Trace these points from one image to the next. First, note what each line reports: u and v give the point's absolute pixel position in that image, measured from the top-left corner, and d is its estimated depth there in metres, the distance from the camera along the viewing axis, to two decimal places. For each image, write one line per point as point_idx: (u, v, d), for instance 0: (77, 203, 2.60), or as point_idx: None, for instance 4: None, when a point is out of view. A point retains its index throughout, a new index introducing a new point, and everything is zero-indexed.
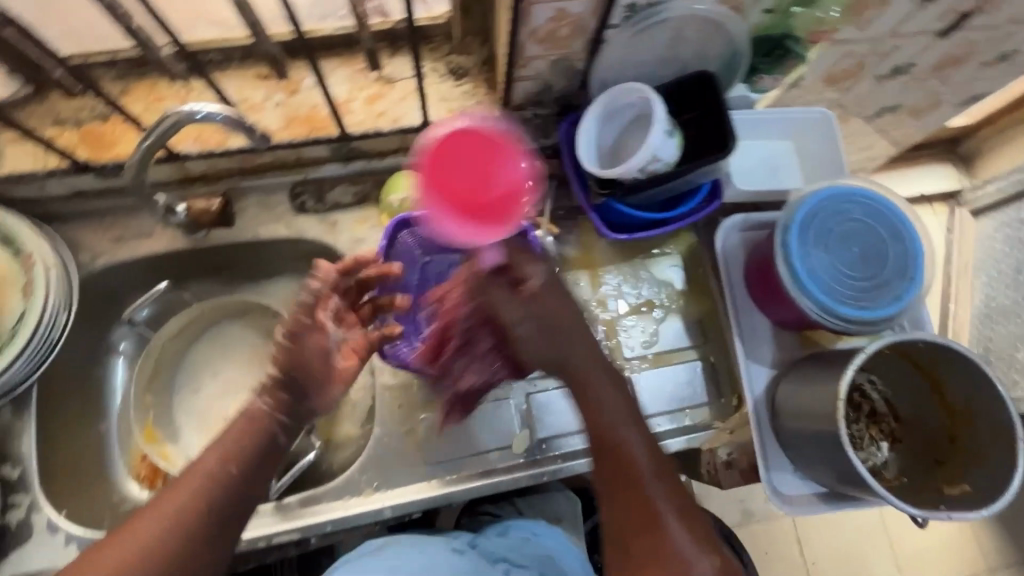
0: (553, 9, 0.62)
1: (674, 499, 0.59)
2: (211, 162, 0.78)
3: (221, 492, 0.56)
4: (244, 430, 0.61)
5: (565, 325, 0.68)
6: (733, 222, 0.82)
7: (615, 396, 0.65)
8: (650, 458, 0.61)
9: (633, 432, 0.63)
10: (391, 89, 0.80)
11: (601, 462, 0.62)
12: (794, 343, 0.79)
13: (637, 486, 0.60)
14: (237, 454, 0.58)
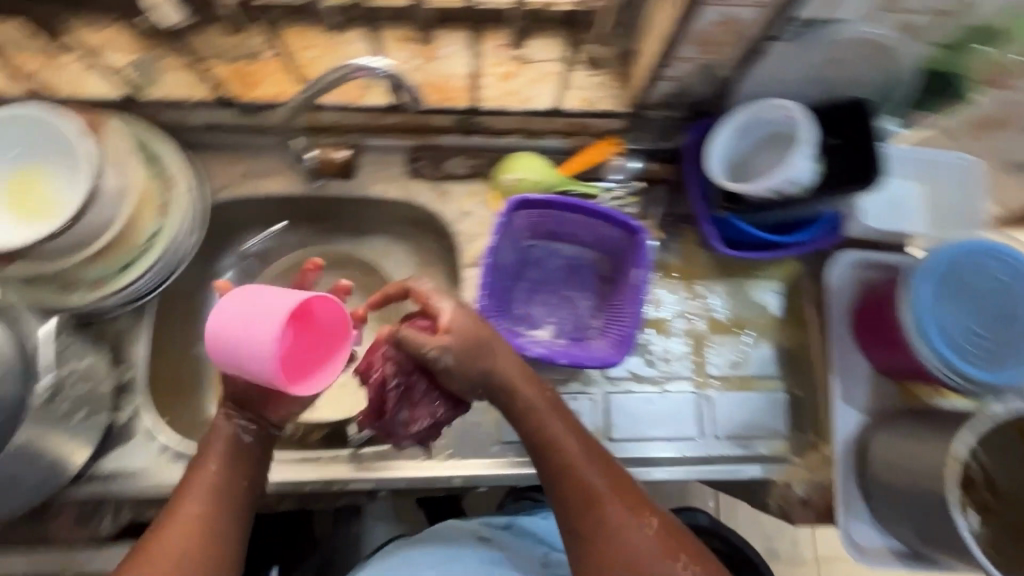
0: (722, 13, 0.61)
1: (633, 506, 0.59)
2: (342, 115, 0.80)
3: (221, 527, 0.57)
4: (222, 455, 0.59)
5: (477, 346, 0.62)
6: (850, 259, 0.80)
7: (570, 427, 0.63)
8: (597, 467, 0.61)
9: (558, 424, 0.63)
10: (525, 70, 0.80)
11: (557, 488, 0.61)
12: (892, 392, 0.79)
13: (593, 500, 0.59)
14: (223, 484, 0.58)
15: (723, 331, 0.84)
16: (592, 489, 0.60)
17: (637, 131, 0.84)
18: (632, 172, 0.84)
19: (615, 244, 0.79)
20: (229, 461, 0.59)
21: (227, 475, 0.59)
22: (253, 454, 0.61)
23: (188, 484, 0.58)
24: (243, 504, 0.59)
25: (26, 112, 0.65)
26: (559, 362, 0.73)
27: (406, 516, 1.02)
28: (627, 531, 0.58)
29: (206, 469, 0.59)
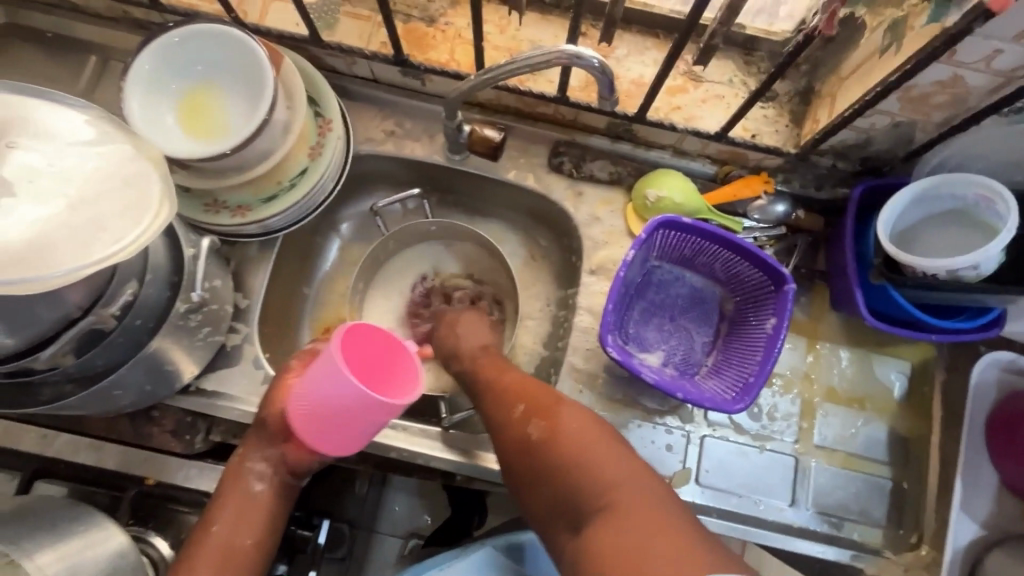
0: (951, 73, 0.57)
1: (525, 403, 0.64)
2: (498, 94, 0.79)
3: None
4: (228, 518, 0.64)
5: (456, 323, 0.78)
6: (997, 360, 0.75)
7: (495, 366, 0.70)
8: (499, 374, 0.69)
9: (497, 369, 0.70)
10: (695, 88, 0.77)
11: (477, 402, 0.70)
12: (1014, 512, 0.73)
13: (496, 406, 0.66)
14: (229, 552, 0.63)
15: (839, 402, 0.78)
16: (500, 397, 0.66)
17: (793, 173, 0.79)
18: (775, 217, 0.79)
19: (751, 286, 0.76)
20: (232, 521, 0.64)
21: (234, 532, 0.63)
22: (259, 510, 0.65)
23: (196, 546, 0.62)
24: (246, 564, 0.64)
25: (224, 32, 0.67)
26: (673, 395, 0.70)
27: (428, 496, 1.02)
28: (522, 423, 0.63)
29: (218, 522, 0.63)
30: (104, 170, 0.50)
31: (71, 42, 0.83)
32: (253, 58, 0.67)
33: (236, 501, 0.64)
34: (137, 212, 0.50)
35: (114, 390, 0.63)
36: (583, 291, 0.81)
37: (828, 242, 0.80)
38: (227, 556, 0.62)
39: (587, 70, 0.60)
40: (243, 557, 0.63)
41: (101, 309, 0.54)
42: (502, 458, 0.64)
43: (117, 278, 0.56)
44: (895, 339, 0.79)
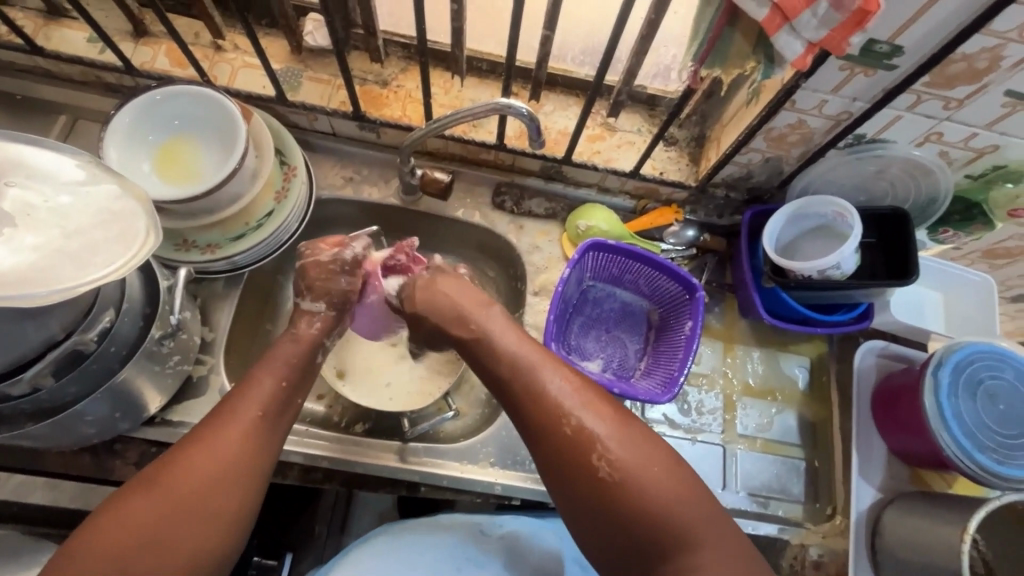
0: (797, 118, 0.74)
1: (586, 400, 0.63)
2: (446, 143, 0.91)
3: (270, 429, 0.62)
4: (288, 371, 0.67)
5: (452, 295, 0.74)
6: (874, 346, 0.88)
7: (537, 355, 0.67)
8: (551, 370, 0.65)
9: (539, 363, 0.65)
10: (611, 136, 0.92)
11: (521, 404, 0.64)
12: (903, 475, 0.85)
13: (550, 407, 0.62)
14: (272, 397, 0.64)
15: (755, 395, 0.90)
16: (556, 401, 0.62)
17: (696, 204, 0.94)
18: (687, 240, 0.94)
19: (670, 297, 0.88)
20: (282, 369, 0.67)
21: (278, 387, 0.65)
22: (309, 372, 0.70)
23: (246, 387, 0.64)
24: (285, 416, 0.65)
25: (200, 93, 0.75)
26: (612, 391, 0.79)
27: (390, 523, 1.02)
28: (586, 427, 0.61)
29: (272, 367, 0.66)
30: (96, 206, 0.56)
31: (40, 103, 0.89)
32: (227, 114, 0.75)
33: (282, 352, 0.68)
34: (126, 239, 0.56)
35: (81, 420, 0.65)
36: (529, 310, 0.91)
37: (731, 259, 0.95)
38: (272, 399, 0.64)
39: (517, 118, 0.73)
40: (288, 403, 0.66)
41: (81, 333, 0.58)
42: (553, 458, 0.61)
43: (95, 308, 0.60)
44: (793, 337, 0.93)
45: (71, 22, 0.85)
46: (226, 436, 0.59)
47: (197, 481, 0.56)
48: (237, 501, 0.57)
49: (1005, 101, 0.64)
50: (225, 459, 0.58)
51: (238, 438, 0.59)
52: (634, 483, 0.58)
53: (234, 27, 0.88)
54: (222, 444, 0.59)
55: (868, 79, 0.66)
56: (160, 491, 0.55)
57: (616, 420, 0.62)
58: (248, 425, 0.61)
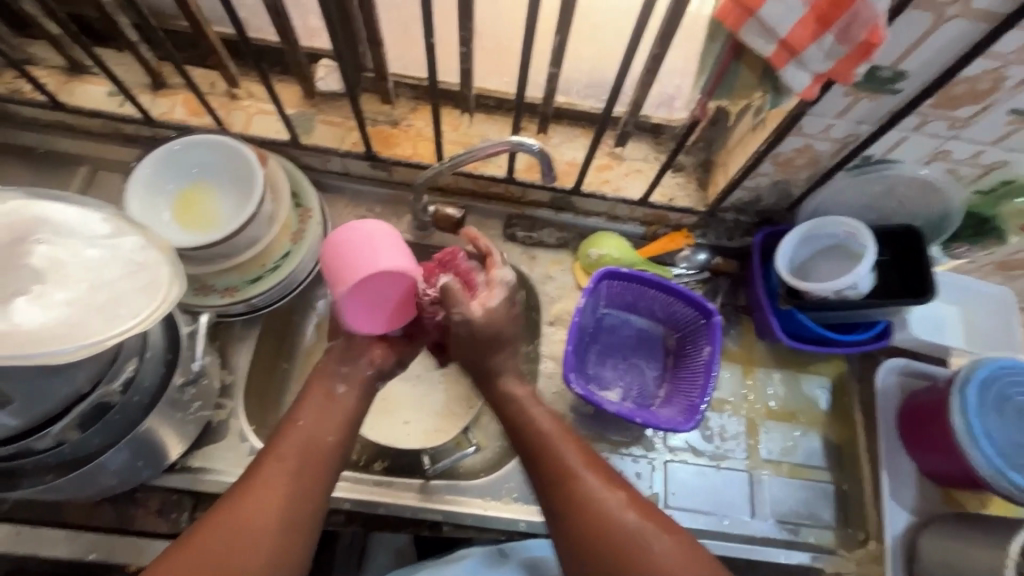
0: (803, 142, 0.75)
1: (607, 484, 0.64)
2: (457, 178, 0.93)
3: (305, 482, 0.63)
4: (311, 414, 0.68)
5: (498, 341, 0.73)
6: (895, 364, 0.88)
7: (547, 417, 0.70)
8: (575, 451, 0.66)
9: (548, 424, 0.69)
10: (618, 165, 0.93)
11: (534, 466, 0.67)
12: (936, 496, 0.83)
13: (577, 492, 0.63)
14: (308, 455, 0.65)
15: (777, 418, 0.89)
16: (584, 486, 0.63)
17: (706, 227, 0.95)
18: (699, 263, 0.94)
19: (686, 321, 0.88)
20: (318, 418, 0.68)
21: (317, 431, 0.67)
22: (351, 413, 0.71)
23: (281, 438, 0.65)
24: (329, 464, 0.66)
25: (219, 141, 0.77)
26: (633, 421, 0.78)
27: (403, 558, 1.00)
28: (612, 514, 0.61)
29: (306, 424, 0.67)
30: (122, 257, 0.57)
31: (60, 156, 0.91)
32: (244, 161, 0.77)
33: (319, 400, 0.69)
34: (150, 290, 0.56)
35: (104, 470, 0.64)
36: (544, 340, 0.91)
37: (744, 281, 0.95)
38: (311, 445, 0.65)
39: (529, 154, 0.74)
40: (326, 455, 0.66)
41: (106, 384, 0.59)
42: (568, 524, 0.62)
43: (119, 357, 0.61)
44: (812, 357, 0.92)
45: (92, 77, 0.88)
46: (254, 514, 0.59)
47: (233, 543, 0.57)
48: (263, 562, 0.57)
49: (1010, 119, 0.65)
50: (262, 515, 0.59)
51: (277, 494, 0.60)
52: (640, 553, 0.59)
53: (248, 75, 0.91)
54: (254, 518, 0.58)
55: (872, 103, 0.67)
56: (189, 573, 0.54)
57: (623, 488, 0.64)
58: (287, 475, 0.62)
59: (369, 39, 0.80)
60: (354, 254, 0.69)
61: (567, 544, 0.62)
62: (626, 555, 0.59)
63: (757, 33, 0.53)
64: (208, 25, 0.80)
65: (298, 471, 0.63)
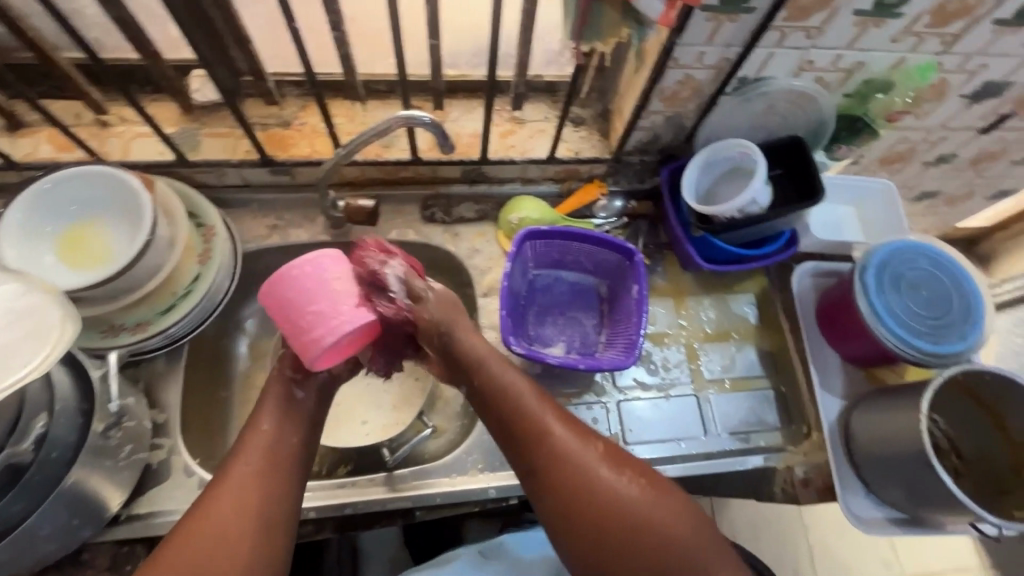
0: (683, 74, 0.78)
1: (582, 441, 0.66)
2: (364, 169, 0.91)
3: (272, 484, 0.62)
4: (272, 417, 0.67)
5: (454, 315, 0.73)
6: (805, 269, 0.96)
7: (518, 377, 0.70)
8: (548, 411, 0.68)
9: (521, 382, 0.70)
10: (521, 129, 0.94)
11: (507, 426, 0.68)
12: (860, 379, 0.91)
13: (552, 448, 0.65)
14: (274, 454, 0.64)
15: (713, 341, 0.94)
16: (561, 444, 0.65)
17: (617, 174, 0.98)
18: (616, 210, 0.98)
19: (611, 267, 0.91)
20: (279, 421, 0.67)
21: (280, 436, 0.66)
22: (301, 414, 0.69)
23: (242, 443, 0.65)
24: (293, 472, 0.65)
25: (91, 169, 0.72)
26: (578, 367, 0.80)
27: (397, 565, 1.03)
28: (589, 468, 0.63)
29: (261, 423, 0.66)
30: (3, 307, 0.53)
31: None
32: (126, 188, 0.72)
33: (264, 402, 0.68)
34: (40, 336, 0.53)
35: (35, 537, 0.60)
36: (481, 312, 0.92)
37: (661, 220, 0.99)
38: (272, 455, 0.64)
39: (423, 128, 0.74)
40: (290, 458, 0.65)
41: (14, 445, 0.55)
42: (545, 483, 0.64)
43: (24, 415, 0.57)
44: (735, 276, 0.97)
45: None
46: (224, 514, 0.59)
47: (205, 552, 0.56)
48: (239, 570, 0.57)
49: (855, 20, 0.71)
50: (228, 529, 0.58)
51: (242, 501, 0.60)
52: (619, 504, 0.62)
53: (116, 99, 0.85)
54: (223, 519, 0.58)
55: (734, 25, 0.70)
56: None
57: (602, 445, 0.66)
58: (251, 481, 0.61)
59: (236, 39, 0.77)
60: (312, 295, 0.64)
61: (542, 503, 0.64)
62: (599, 499, 0.62)
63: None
64: (54, 50, 0.74)
65: (257, 476, 0.62)
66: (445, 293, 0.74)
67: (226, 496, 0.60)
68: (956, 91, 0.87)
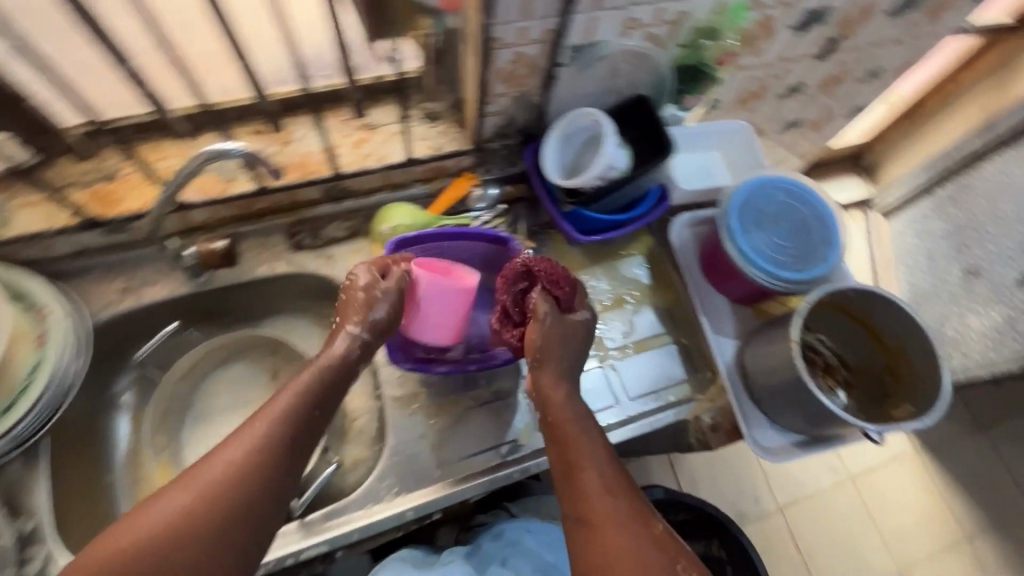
0: (514, 52, 0.76)
1: (635, 516, 0.64)
2: (212, 210, 0.85)
3: (290, 453, 0.64)
4: (313, 387, 0.68)
5: (568, 350, 0.77)
6: (682, 220, 0.96)
7: (590, 434, 0.71)
8: (608, 473, 0.67)
9: (592, 439, 0.70)
10: (375, 134, 0.90)
11: (563, 476, 0.68)
12: (749, 315, 0.94)
13: (599, 512, 0.64)
14: (301, 423, 0.66)
15: (610, 309, 0.95)
16: (610, 511, 0.64)
17: (486, 163, 0.96)
18: (491, 198, 0.95)
19: (492, 259, 0.90)
20: (317, 391, 0.68)
21: (312, 407, 0.67)
22: (336, 390, 0.71)
23: (267, 406, 0.65)
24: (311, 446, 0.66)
25: None
26: (469, 370, 0.82)
27: None
28: (632, 548, 0.61)
29: (298, 385, 0.67)
30: None
31: None
32: None
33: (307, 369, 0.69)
34: None
35: None
36: None
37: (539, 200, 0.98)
38: (299, 421, 0.65)
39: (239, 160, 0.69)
40: (312, 431, 0.67)
41: None
42: (584, 548, 0.63)
43: None
44: (620, 241, 0.98)
45: None
46: (243, 468, 0.60)
47: (214, 496, 0.58)
48: (237, 529, 0.58)
49: None
50: (242, 483, 0.59)
51: (263, 461, 0.61)
52: None
53: None
54: (238, 472, 0.60)
55: None
56: (171, 517, 0.56)
57: (652, 522, 0.64)
58: (263, 445, 0.62)
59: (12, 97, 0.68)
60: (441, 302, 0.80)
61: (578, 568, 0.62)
62: None
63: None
64: None
65: (267, 456, 0.62)
66: (572, 322, 0.79)
67: (234, 457, 0.61)
68: (784, 24, 0.89)
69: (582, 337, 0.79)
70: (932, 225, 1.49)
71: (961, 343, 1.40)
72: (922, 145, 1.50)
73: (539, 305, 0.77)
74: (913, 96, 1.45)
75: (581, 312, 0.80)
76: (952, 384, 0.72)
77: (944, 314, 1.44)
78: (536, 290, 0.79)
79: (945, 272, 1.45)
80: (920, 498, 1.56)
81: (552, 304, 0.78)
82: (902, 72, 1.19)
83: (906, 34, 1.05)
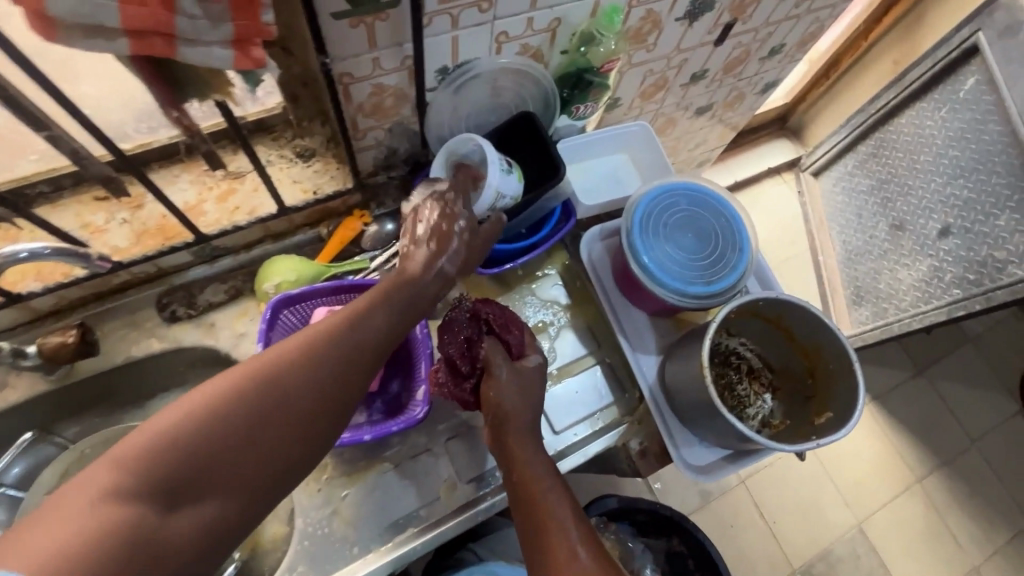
0: (371, 85, 0.68)
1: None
2: (60, 296, 0.75)
3: (359, 368, 0.55)
4: (386, 305, 0.60)
5: (532, 400, 0.70)
6: (592, 234, 0.90)
7: (560, 490, 0.65)
8: (577, 531, 0.61)
9: (561, 497, 0.64)
10: (242, 184, 0.81)
11: (529, 539, 0.62)
12: (670, 328, 0.90)
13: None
14: (380, 338, 0.58)
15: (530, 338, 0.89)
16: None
17: (378, 196, 0.87)
18: (388, 235, 0.87)
19: None
20: (398, 307, 0.61)
21: (387, 324, 0.59)
22: (415, 308, 0.63)
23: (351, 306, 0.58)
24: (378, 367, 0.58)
25: None
26: (365, 439, 0.73)
27: None
28: None
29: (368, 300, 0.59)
30: None
31: None
32: None
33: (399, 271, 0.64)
34: None
35: None
36: None
37: None
38: (376, 337, 0.57)
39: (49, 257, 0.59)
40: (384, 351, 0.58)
41: None
42: None
43: None
44: (533, 262, 0.93)
45: None
46: (311, 370, 0.51)
47: (275, 391, 0.49)
48: (290, 439, 0.49)
49: None
50: (307, 386, 0.50)
51: (336, 366, 0.53)
52: None
53: None
54: (299, 375, 0.50)
55: (387, 23, 0.60)
56: (251, 401, 0.47)
57: None
58: (330, 349, 0.53)
59: None
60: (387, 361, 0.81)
61: None
62: None
63: (84, 36, 0.38)
64: None
65: (360, 345, 0.55)
66: (525, 370, 0.71)
67: (302, 357, 0.51)
68: (671, 17, 0.84)
69: (541, 387, 0.72)
70: (857, 182, 1.52)
71: (893, 298, 1.41)
72: (852, 100, 1.55)
73: (490, 355, 0.70)
74: (835, 49, 1.52)
75: (530, 357, 0.72)
76: (864, 392, 0.70)
77: (875, 271, 1.47)
78: (481, 338, 0.72)
79: (874, 228, 1.48)
80: (873, 452, 1.59)
81: (499, 354, 0.71)
82: (803, 46, 1.16)
83: (802, 9, 1.01)
